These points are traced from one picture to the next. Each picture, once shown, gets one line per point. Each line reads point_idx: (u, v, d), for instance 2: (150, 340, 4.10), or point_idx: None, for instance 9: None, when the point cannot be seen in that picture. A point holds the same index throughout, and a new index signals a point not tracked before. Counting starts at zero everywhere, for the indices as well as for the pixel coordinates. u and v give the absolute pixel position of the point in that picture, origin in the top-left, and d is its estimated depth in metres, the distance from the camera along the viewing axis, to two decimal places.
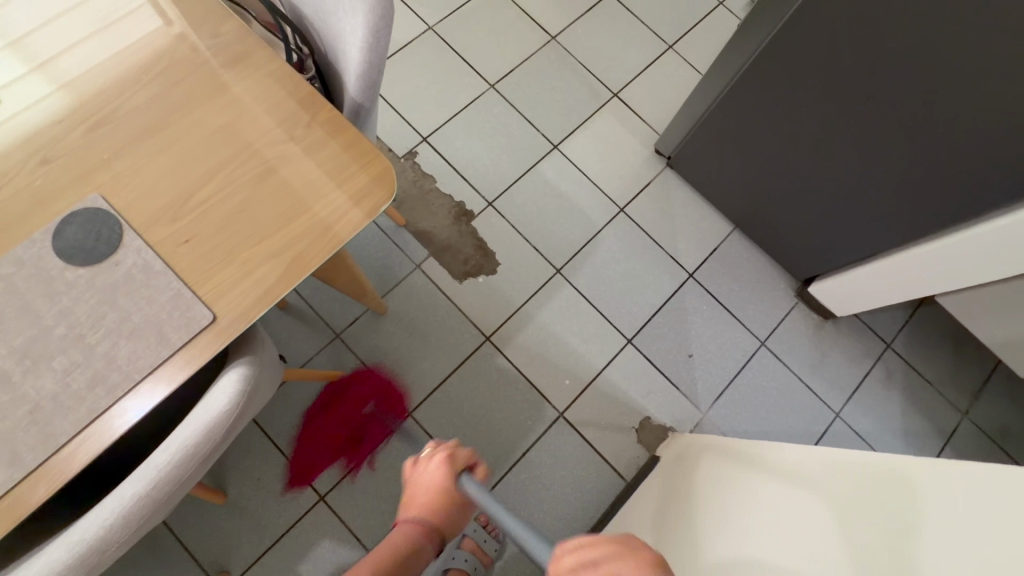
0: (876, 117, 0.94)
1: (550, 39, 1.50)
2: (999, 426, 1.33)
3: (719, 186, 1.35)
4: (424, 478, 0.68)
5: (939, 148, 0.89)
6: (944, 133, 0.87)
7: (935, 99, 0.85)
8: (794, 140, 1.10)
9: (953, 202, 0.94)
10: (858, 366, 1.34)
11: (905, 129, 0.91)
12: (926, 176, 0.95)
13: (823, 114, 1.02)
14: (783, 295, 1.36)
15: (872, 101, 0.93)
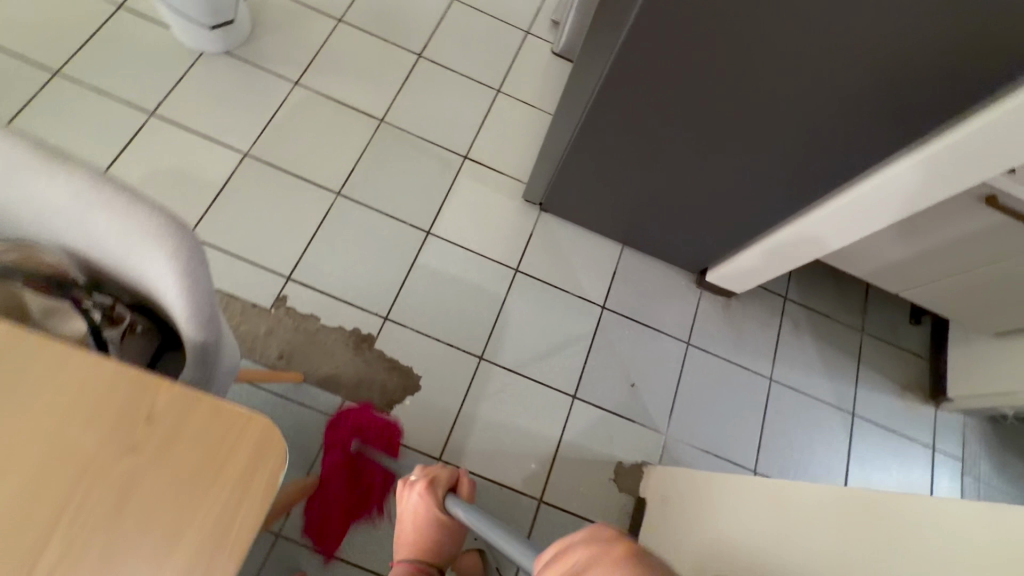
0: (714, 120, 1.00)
1: (379, 122, 1.41)
2: (890, 329, 1.51)
3: (596, 215, 1.37)
4: (415, 502, 0.78)
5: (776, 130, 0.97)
6: (775, 118, 0.95)
7: (759, 92, 0.92)
8: (650, 156, 1.15)
9: (801, 171, 1.04)
10: (770, 327, 1.45)
11: (742, 122, 0.98)
12: (772, 157, 1.03)
13: (667, 129, 1.06)
14: (687, 290, 1.43)
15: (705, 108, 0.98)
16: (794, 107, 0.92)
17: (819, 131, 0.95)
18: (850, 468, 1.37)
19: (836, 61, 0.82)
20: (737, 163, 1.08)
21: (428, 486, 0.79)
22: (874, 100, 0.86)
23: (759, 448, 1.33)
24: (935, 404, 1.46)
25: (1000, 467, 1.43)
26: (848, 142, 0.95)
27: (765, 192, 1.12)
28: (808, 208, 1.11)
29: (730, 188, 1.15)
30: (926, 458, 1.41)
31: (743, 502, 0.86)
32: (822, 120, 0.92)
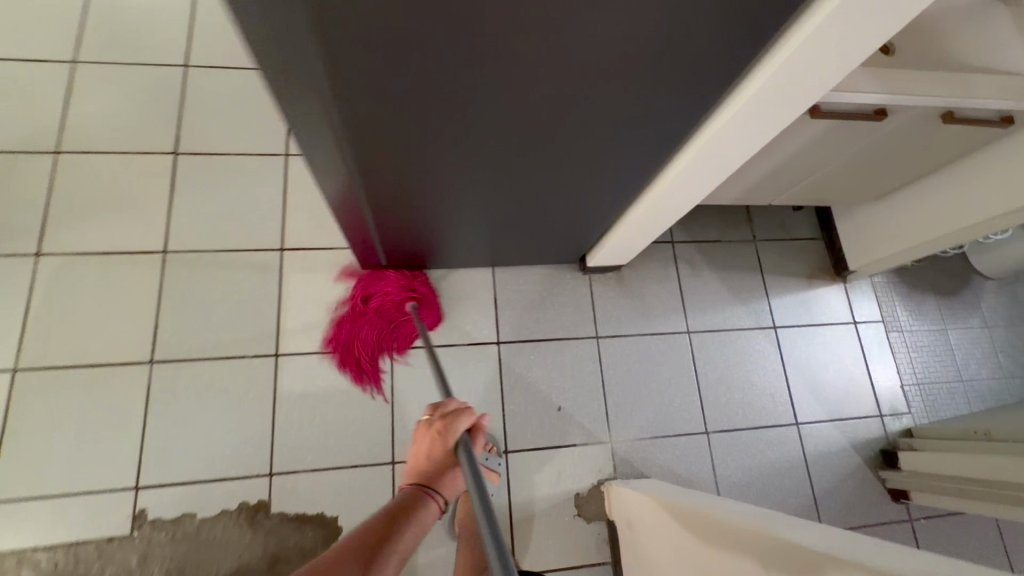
0: (507, 158, 0.84)
1: (163, 255, 1.17)
2: (778, 226, 1.48)
3: (447, 253, 1.22)
4: (429, 433, 0.79)
5: (575, 146, 0.82)
6: (568, 138, 0.79)
7: (536, 124, 0.75)
8: (463, 203, 0.98)
9: (624, 168, 0.91)
10: (669, 280, 1.38)
11: (537, 150, 0.82)
12: (587, 166, 0.89)
13: (464, 179, 0.89)
14: (575, 283, 1.32)
15: (489, 152, 0.81)
16: (582, 124, 0.76)
17: (621, 133, 0.80)
18: (792, 379, 1.35)
19: (598, 80, 0.66)
20: (555, 180, 0.93)
21: (443, 420, 0.79)
22: (660, 96, 0.71)
23: (705, 406, 1.29)
24: (843, 279, 1.46)
25: (917, 310, 1.47)
26: (655, 134, 0.81)
27: (598, 190, 0.99)
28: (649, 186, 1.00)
29: (563, 199, 1.00)
30: (854, 335, 1.42)
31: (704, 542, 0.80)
32: (617, 125, 0.77)
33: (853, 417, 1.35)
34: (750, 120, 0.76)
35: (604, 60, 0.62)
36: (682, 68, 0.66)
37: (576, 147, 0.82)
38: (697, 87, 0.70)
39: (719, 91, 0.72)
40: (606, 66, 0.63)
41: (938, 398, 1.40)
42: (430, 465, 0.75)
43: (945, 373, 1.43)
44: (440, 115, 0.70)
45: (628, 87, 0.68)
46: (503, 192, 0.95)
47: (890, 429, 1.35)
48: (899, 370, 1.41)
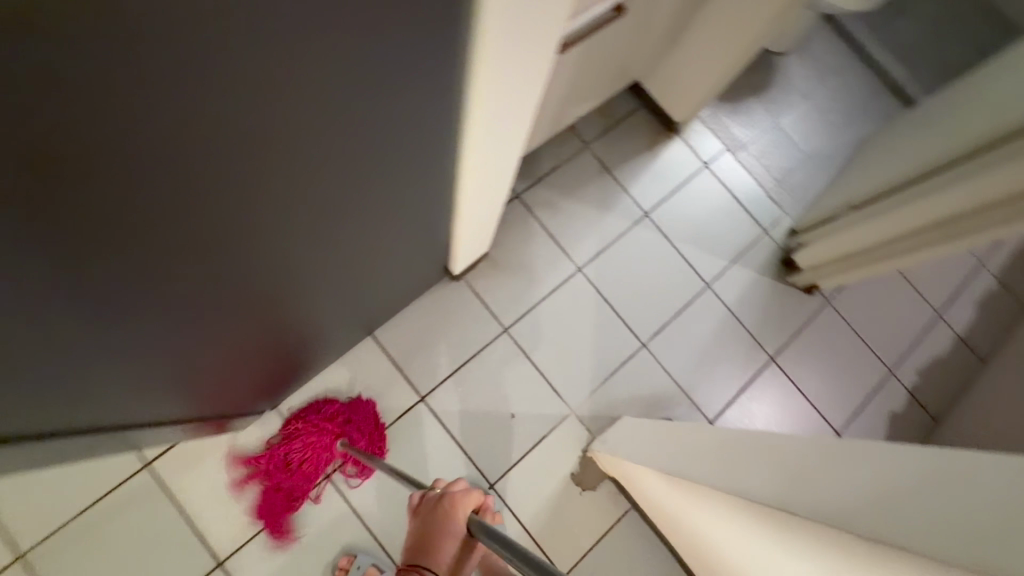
0: (300, 286, 0.71)
1: (22, 557, 0.99)
2: (599, 117, 1.43)
3: (319, 357, 1.09)
4: (444, 522, 0.71)
5: (360, 235, 0.71)
6: (347, 235, 0.68)
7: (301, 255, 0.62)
8: (291, 326, 0.85)
9: (424, 209, 0.80)
10: (536, 233, 1.32)
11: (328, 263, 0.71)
12: (388, 233, 0.78)
13: (272, 319, 0.76)
14: (457, 296, 1.24)
15: (276, 295, 0.69)
16: (347, 221, 0.64)
17: (397, 197, 0.69)
18: (684, 249, 1.39)
19: (326, 192, 0.54)
20: (369, 260, 0.82)
21: (455, 506, 0.72)
22: (404, 154, 0.60)
23: (629, 323, 1.31)
24: (678, 132, 1.46)
25: (749, 119, 1.51)
26: (431, 175, 0.70)
27: (418, 232, 0.88)
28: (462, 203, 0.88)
29: (390, 261, 0.89)
30: (711, 175, 1.46)
31: (701, 504, 0.76)
32: (388, 196, 0.66)
33: (747, 247, 1.43)
34: (510, 112, 0.67)
35: (307, 177, 0.50)
36: (404, 127, 0.55)
37: (362, 234, 0.71)
38: (434, 123, 0.59)
39: (461, 110, 0.62)
40: (321, 180, 0.52)
41: (800, 184, 1.50)
42: (442, 555, 0.69)
43: (795, 158, 1.52)
44: (184, 317, 0.57)
45: (362, 175, 0.57)
46: (323, 296, 0.83)
47: (777, 237, 1.45)
48: (761, 181, 1.48)
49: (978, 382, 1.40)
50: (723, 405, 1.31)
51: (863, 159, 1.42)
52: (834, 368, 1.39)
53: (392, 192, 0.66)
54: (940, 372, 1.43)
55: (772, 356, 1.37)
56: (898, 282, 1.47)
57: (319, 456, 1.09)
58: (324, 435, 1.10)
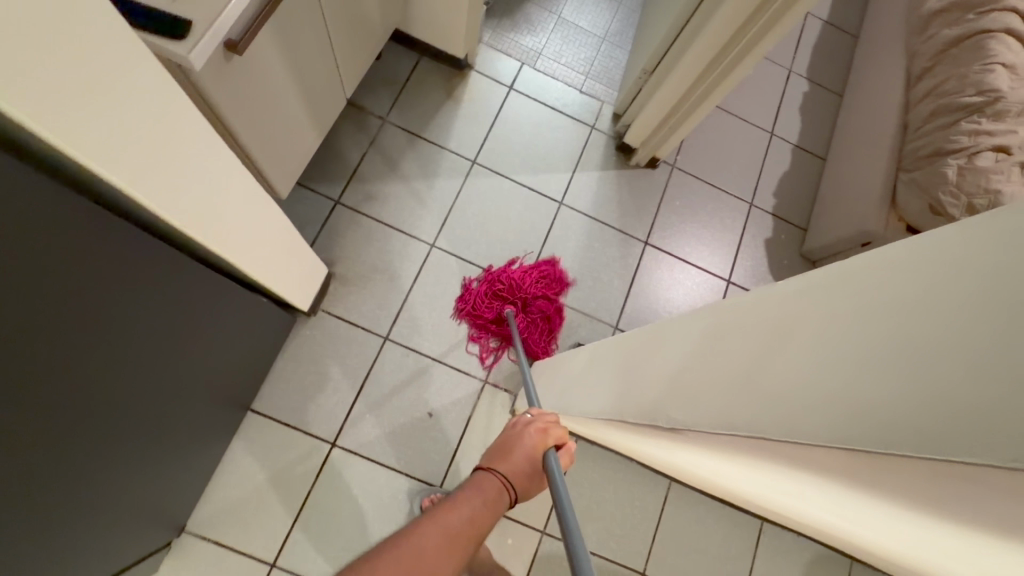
0: (82, 449, 0.60)
1: None
2: (384, 87, 1.34)
3: (200, 463, 1.00)
4: (526, 438, 0.66)
5: (115, 363, 0.59)
6: (88, 379, 0.56)
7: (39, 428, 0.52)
8: (111, 488, 0.71)
9: (198, 285, 0.71)
10: (373, 230, 1.24)
11: (93, 411, 0.59)
12: (162, 333, 0.68)
13: (69, 507, 0.62)
14: (322, 329, 1.18)
15: (34, 497, 0.55)
16: (47, 384, 0.50)
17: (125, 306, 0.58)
18: (524, 179, 1.35)
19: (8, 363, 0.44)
20: (169, 362, 0.72)
21: (544, 431, 0.67)
22: (68, 276, 0.47)
23: (503, 274, 1.28)
24: (469, 68, 1.40)
25: (532, 26, 1.46)
26: (163, 258, 0.61)
27: (215, 304, 0.79)
28: (248, 256, 0.79)
29: (199, 348, 0.80)
30: (519, 96, 1.41)
31: (589, 427, 0.76)
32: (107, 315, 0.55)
33: (582, 151, 1.41)
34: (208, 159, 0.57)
35: None
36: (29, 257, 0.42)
37: (118, 359, 0.60)
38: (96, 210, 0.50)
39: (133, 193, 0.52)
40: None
41: (607, 68, 1.48)
42: (517, 464, 0.64)
43: (593, 45, 1.49)
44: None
45: None
46: (132, 436, 0.71)
47: (605, 128, 1.44)
48: (569, 82, 1.45)
49: (824, 179, 1.48)
50: (621, 307, 1.33)
51: (648, 19, 1.41)
52: (703, 225, 1.43)
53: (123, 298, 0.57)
54: (792, 186, 1.51)
55: (646, 241, 1.39)
56: (725, 121, 1.51)
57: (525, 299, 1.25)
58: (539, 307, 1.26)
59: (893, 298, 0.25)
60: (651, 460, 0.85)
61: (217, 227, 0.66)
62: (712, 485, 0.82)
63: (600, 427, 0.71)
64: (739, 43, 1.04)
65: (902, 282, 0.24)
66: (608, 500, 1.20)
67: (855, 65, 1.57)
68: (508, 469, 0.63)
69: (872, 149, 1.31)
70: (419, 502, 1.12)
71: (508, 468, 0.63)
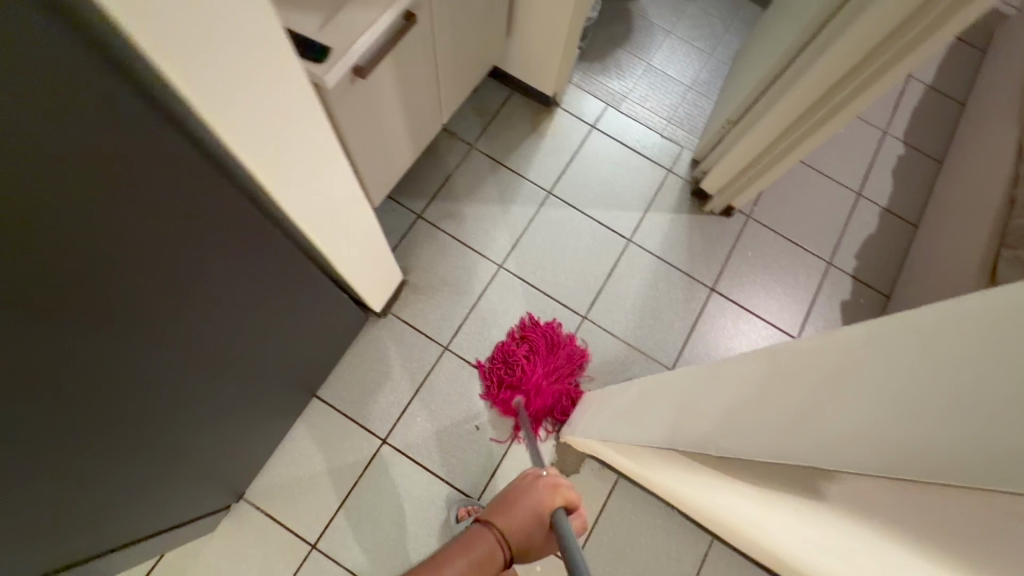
0: (177, 401, 0.69)
1: None
2: (476, 116, 1.44)
3: (266, 436, 1.09)
4: (534, 492, 0.68)
5: (222, 327, 0.69)
6: (198, 341, 0.65)
7: (159, 378, 0.60)
8: (195, 437, 0.81)
9: (292, 270, 0.80)
10: (447, 245, 1.33)
11: (200, 365, 0.69)
12: (259, 310, 0.76)
13: (156, 450, 0.71)
14: (389, 330, 1.26)
15: (134, 433, 0.63)
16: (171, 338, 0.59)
17: (240, 284, 0.66)
18: (596, 212, 1.39)
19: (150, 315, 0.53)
20: (260, 335, 0.82)
21: (549, 489, 0.68)
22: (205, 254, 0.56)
23: (564, 301, 1.31)
24: (556, 105, 1.48)
25: (621, 71, 1.53)
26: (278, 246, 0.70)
27: (306, 291, 0.89)
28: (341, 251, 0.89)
29: (284, 329, 0.88)
30: (601, 135, 1.47)
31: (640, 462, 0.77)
32: (225, 287, 0.63)
33: (656, 192, 1.43)
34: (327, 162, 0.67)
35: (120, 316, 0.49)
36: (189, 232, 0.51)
37: (224, 326, 0.69)
38: None
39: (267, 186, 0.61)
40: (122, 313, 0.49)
41: (690, 116, 1.51)
42: (516, 523, 0.67)
43: (678, 93, 1.53)
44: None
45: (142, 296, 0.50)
46: (215, 398, 0.79)
47: (682, 173, 1.46)
48: (651, 125, 1.49)
49: (914, 245, 1.40)
50: (679, 351, 1.31)
51: (736, 72, 1.43)
52: (775, 279, 1.40)
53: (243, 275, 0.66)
54: (876, 250, 1.44)
55: (712, 287, 1.37)
56: (808, 176, 1.49)
57: (534, 366, 1.23)
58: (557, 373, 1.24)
59: (942, 349, 0.26)
60: (694, 509, 0.84)
61: (321, 222, 0.75)
62: (755, 544, 0.79)
63: (649, 462, 0.72)
64: (830, 99, 1.03)
65: (950, 334, 0.26)
66: (640, 546, 1.16)
67: (960, 133, 1.49)
68: (510, 524, 0.67)
69: (972, 221, 1.23)
70: (453, 510, 1.14)
71: (504, 523, 0.67)
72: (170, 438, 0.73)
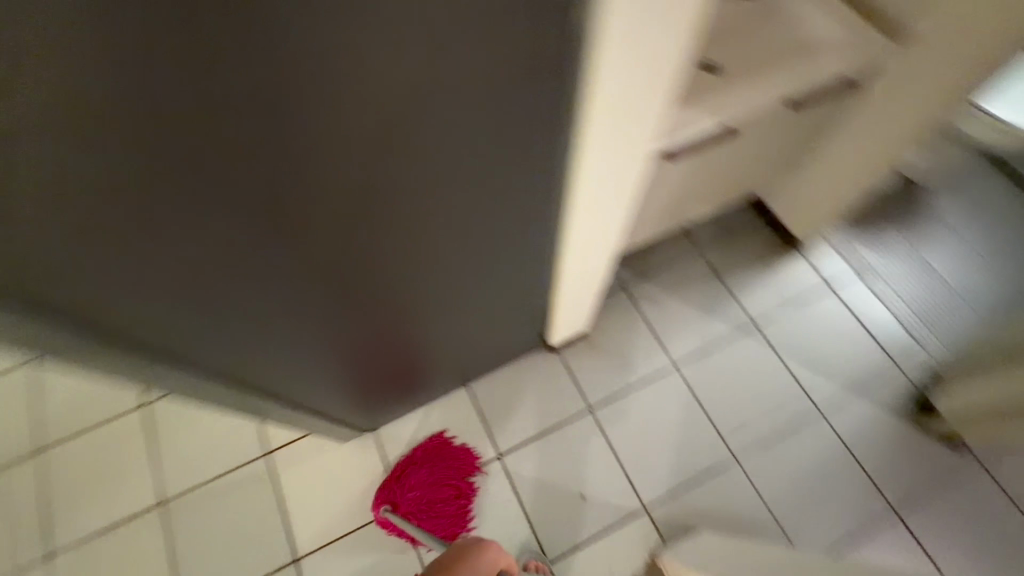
0: (404, 321, 0.84)
1: (165, 505, 1.22)
2: (715, 225, 1.49)
3: (417, 394, 1.24)
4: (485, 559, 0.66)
5: (469, 279, 0.84)
6: (453, 278, 0.81)
7: (408, 290, 0.76)
8: (394, 357, 0.97)
9: (528, 275, 0.93)
10: (635, 322, 1.38)
11: (440, 299, 0.85)
12: (489, 284, 0.89)
13: (377, 346, 0.88)
14: (549, 366, 1.33)
15: (383, 319, 0.80)
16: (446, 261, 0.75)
17: (500, 252, 0.81)
18: (794, 366, 1.33)
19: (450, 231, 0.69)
20: (478, 310, 0.96)
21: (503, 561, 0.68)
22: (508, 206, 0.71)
23: (722, 432, 1.26)
24: (797, 248, 1.46)
25: (882, 246, 1.45)
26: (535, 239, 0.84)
27: (522, 297, 1.02)
28: (573, 272, 1.01)
29: (486, 315, 1.01)
30: (832, 296, 1.40)
31: None
32: (492, 247, 0.79)
33: (869, 378, 1.31)
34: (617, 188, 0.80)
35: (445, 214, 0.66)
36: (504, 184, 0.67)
37: (468, 281, 0.85)
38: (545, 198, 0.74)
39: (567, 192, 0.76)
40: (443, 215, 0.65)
41: (944, 322, 1.36)
42: None
43: (940, 293, 1.39)
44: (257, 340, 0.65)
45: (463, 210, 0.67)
46: (421, 338, 0.95)
47: (908, 373, 1.31)
48: (893, 311, 1.38)
49: None
50: (825, 553, 1.16)
51: None
52: (974, 545, 1.17)
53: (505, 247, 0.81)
54: None
55: (894, 509, 1.19)
56: None
57: (455, 480, 1.23)
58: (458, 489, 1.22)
59: None
60: None
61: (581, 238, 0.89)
62: None
63: None
64: None
65: None
66: None
67: None
68: None
69: None
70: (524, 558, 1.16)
71: None
72: (386, 345, 0.90)
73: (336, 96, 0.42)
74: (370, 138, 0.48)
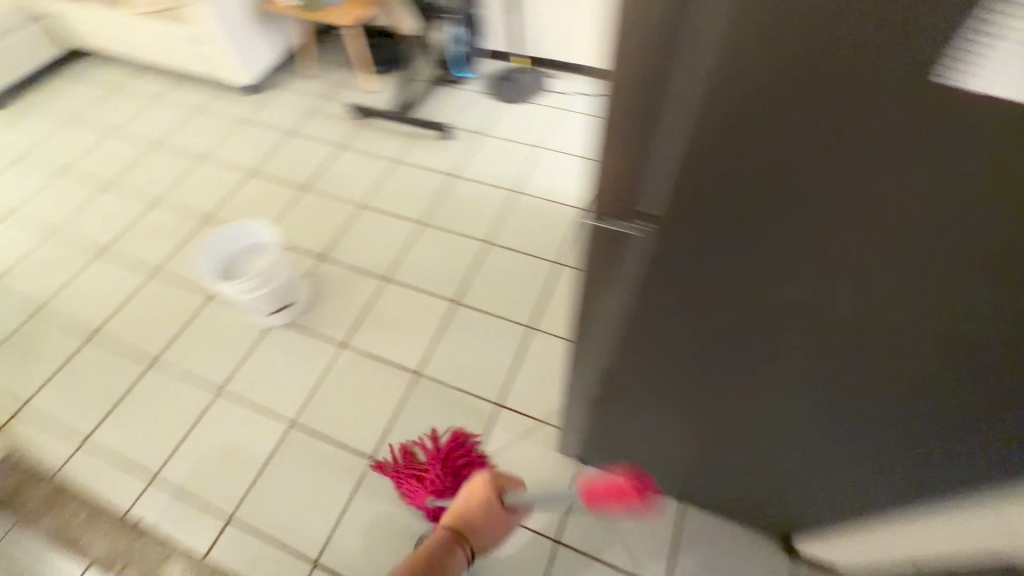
0: (732, 417, 0.84)
1: (415, 374, 1.49)
2: None
3: None
4: (469, 498, 0.74)
5: (822, 441, 0.79)
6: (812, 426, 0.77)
7: (761, 401, 0.77)
8: (678, 436, 0.98)
9: (873, 485, 0.82)
10: None
11: (779, 431, 0.82)
12: (830, 460, 0.82)
13: (683, 418, 0.91)
14: (771, 563, 1.16)
15: (717, 404, 0.83)
16: (831, 411, 0.71)
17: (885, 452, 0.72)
18: None
19: (864, 398, 0.65)
20: (789, 466, 0.89)
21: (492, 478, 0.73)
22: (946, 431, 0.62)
23: None
24: None
25: None
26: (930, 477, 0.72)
27: (834, 493, 0.90)
28: (913, 533, 0.82)
29: (785, 476, 0.93)
30: None
31: None
32: (886, 444, 0.71)
33: None
34: None
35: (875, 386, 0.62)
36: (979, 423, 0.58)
37: (822, 442, 0.79)
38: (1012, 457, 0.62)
39: None
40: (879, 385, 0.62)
41: None
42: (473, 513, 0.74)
43: None
44: (647, 350, 0.78)
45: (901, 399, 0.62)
46: (721, 441, 0.93)
47: None
48: None
49: None
50: None
51: None
52: None
53: (893, 454, 0.72)
54: None
55: None
56: None
57: (472, 481, 1.17)
58: (478, 481, 1.17)
59: None
60: None
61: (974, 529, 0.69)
62: None
63: None
64: None
65: None
66: None
67: None
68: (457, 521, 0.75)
69: None
70: None
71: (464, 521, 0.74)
72: (693, 424, 0.91)
73: (901, 254, 0.45)
74: (885, 291, 0.49)
